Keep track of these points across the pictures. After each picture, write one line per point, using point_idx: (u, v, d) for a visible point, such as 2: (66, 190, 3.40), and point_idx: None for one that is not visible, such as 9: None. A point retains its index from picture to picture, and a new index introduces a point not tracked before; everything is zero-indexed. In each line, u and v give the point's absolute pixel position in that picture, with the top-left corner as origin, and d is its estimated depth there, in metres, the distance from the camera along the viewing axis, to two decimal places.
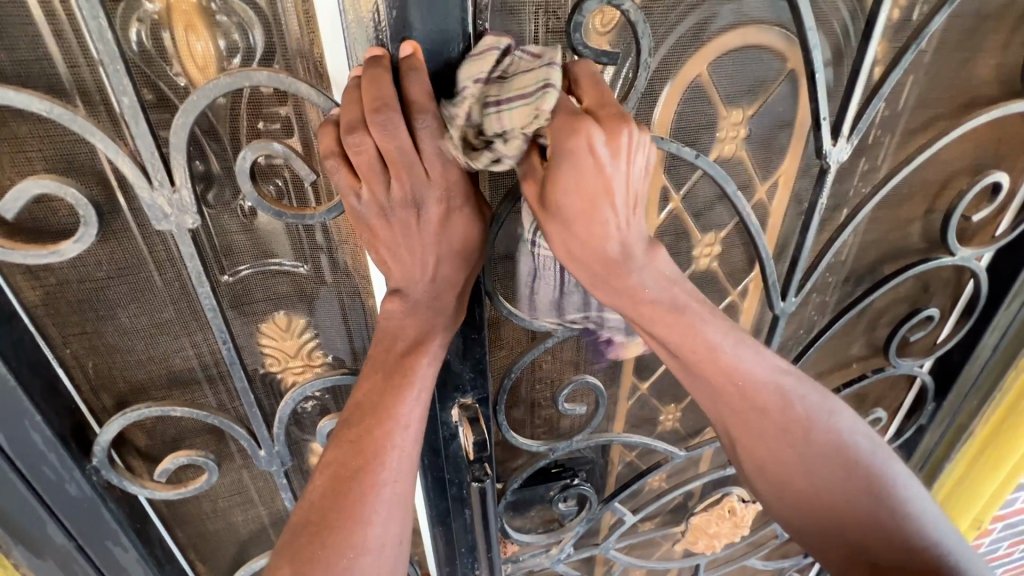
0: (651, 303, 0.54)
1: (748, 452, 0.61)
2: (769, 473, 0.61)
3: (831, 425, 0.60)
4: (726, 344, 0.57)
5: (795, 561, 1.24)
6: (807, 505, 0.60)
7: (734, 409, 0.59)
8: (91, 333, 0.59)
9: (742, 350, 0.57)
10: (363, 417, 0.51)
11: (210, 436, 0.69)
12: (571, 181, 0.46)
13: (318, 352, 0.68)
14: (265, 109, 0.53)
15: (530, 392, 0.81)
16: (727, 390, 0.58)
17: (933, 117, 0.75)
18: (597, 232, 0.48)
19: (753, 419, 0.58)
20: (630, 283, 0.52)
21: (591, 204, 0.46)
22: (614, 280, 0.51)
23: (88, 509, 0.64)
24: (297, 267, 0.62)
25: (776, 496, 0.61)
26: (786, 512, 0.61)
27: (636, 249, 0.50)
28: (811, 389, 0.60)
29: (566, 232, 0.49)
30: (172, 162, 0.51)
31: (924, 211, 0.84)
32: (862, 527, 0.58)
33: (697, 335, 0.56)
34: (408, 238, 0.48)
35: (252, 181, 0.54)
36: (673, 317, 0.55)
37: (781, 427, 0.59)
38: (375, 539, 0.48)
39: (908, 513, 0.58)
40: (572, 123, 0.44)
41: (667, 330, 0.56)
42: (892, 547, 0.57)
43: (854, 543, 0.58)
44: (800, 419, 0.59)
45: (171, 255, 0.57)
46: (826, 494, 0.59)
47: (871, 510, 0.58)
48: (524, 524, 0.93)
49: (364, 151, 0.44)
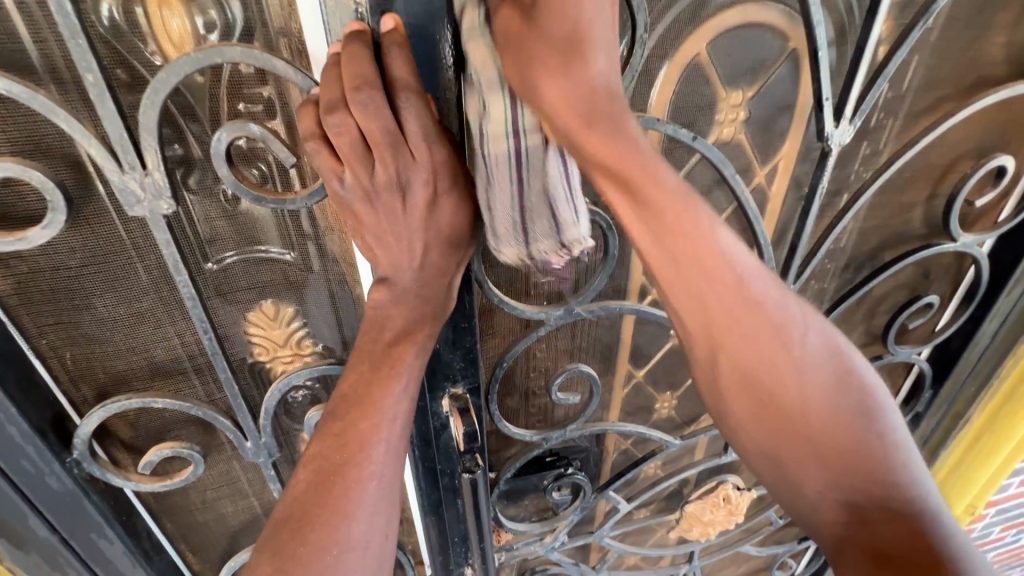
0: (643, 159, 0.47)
1: (727, 352, 0.50)
2: (747, 378, 0.49)
3: (829, 337, 0.50)
4: (717, 225, 0.49)
5: (788, 547, 1.25)
6: (799, 432, 0.48)
7: (722, 305, 0.48)
8: (68, 323, 0.57)
9: (733, 235, 0.49)
10: (348, 409, 0.49)
11: (195, 428, 0.68)
12: (556, 5, 0.43)
13: (307, 341, 0.66)
14: (246, 89, 0.50)
15: (523, 380, 0.79)
16: (717, 284, 0.48)
17: (938, 99, 0.73)
18: (588, 62, 0.45)
19: (740, 307, 0.48)
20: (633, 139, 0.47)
21: (575, 26, 0.44)
22: (606, 121, 0.45)
23: (71, 501, 0.63)
24: (284, 255, 0.60)
25: (752, 407, 0.49)
26: (761, 430, 0.49)
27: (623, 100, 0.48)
28: (805, 296, 0.52)
29: (555, 65, 0.44)
30: (144, 144, 0.49)
31: (927, 196, 0.82)
32: (857, 459, 0.46)
33: (692, 220, 0.47)
34: (394, 225, 0.47)
35: (228, 163, 0.51)
36: (674, 186, 0.47)
37: (775, 329, 0.49)
38: (360, 536, 0.46)
39: (900, 452, 0.47)
40: None
41: (654, 199, 0.47)
42: (881, 481, 0.45)
43: (840, 470, 0.46)
44: (796, 323, 0.49)
45: (147, 242, 0.55)
46: (809, 405, 0.48)
47: (865, 436, 0.47)
48: (518, 513, 0.93)
49: (344, 132, 0.42)
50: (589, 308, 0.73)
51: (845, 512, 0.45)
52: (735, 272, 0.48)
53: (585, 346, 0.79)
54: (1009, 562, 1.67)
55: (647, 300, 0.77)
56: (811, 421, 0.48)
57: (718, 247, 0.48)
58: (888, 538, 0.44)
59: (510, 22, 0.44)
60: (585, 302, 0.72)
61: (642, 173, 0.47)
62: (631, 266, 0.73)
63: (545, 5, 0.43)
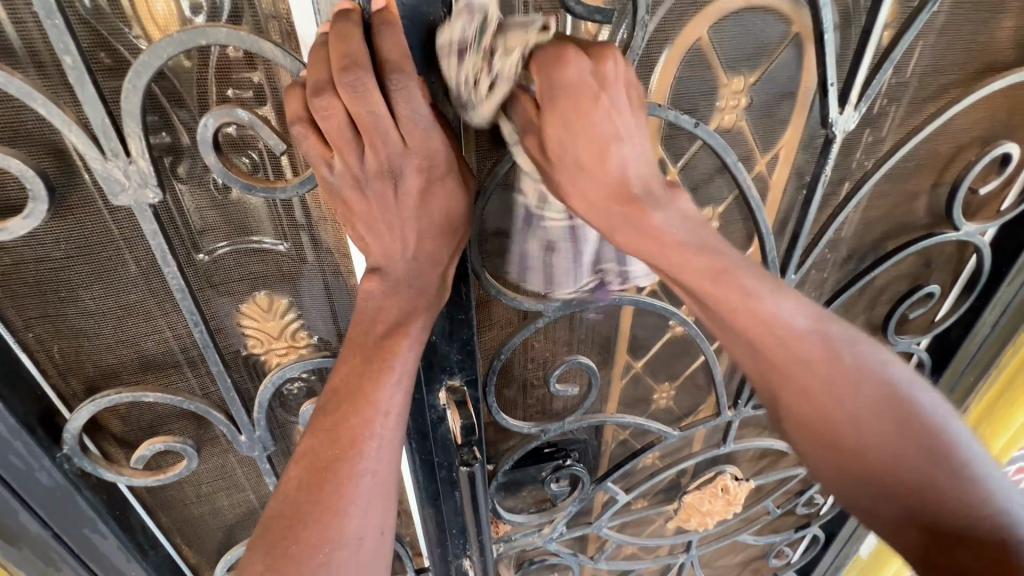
0: (678, 244, 0.49)
1: (786, 411, 0.54)
2: (809, 432, 0.53)
3: (888, 376, 0.52)
4: (764, 290, 0.51)
5: (786, 536, 1.26)
6: (862, 473, 0.51)
7: (778, 362, 0.51)
8: (55, 316, 0.56)
9: (779, 296, 0.51)
10: (339, 404, 0.48)
11: (189, 421, 0.67)
12: (569, 113, 0.45)
13: (302, 333, 0.65)
14: (235, 74, 0.49)
15: (522, 372, 0.78)
16: (776, 348, 0.51)
17: (944, 84, 0.71)
18: (606, 163, 0.46)
19: (792, 370, 0.51)
20: (668, 229, 0.49)
21: (589, 135, 0.45)
22: (641, 216, 0.48)
23: (63, 497, 0.62)
24: (278, 245, 0.58)
25: (818, 456, 0.54)
26: (828, 474, 0.54)
27: (654, 185, 0.49)
28: (858, 340, 0.53)
29: (575, 172, 0.47)
30: (128, 131, 0.47)
31: (931, 184, 0.80)
32: (926, 493, 0.48)
33: (746, 287, 0.50)
34: (385, 213, 0.45)
35: (215, 150, 0.50)
36: (710, 266, 0.49)
37: (826, 381, 0.51)
38: (354, 532, 0.46)
39: (980, 485, 0.48)
40: (556, 54, 0.44)
41: (696, 283, 0.50)
42: (956, 518, 0.47)
43: (912, 509, 0.49)
44: (852, 372, 0.51)
45: (135, 232, 0.53)
46: (871, 450, 0.50)
47: (938, 476, 0.48)
48: (516, 505, 0.92)
49: (332, 115, 0.40)
50: (588, 298, 0.72)
51: (916, 543, 0.49)
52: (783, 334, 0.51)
53: (583, 337, 0.79)
54: None
55: (646, 290, 0.76)
56: (876, 463, 0.50)
57: (769, 311, 0.50)
58: (960, 564, 0.45)
59: (534, 144, 0.49)
60: (584, 292, 0.71)
61: (688, 260, 0.49)
62: None
63: (554, 124, 0.46)
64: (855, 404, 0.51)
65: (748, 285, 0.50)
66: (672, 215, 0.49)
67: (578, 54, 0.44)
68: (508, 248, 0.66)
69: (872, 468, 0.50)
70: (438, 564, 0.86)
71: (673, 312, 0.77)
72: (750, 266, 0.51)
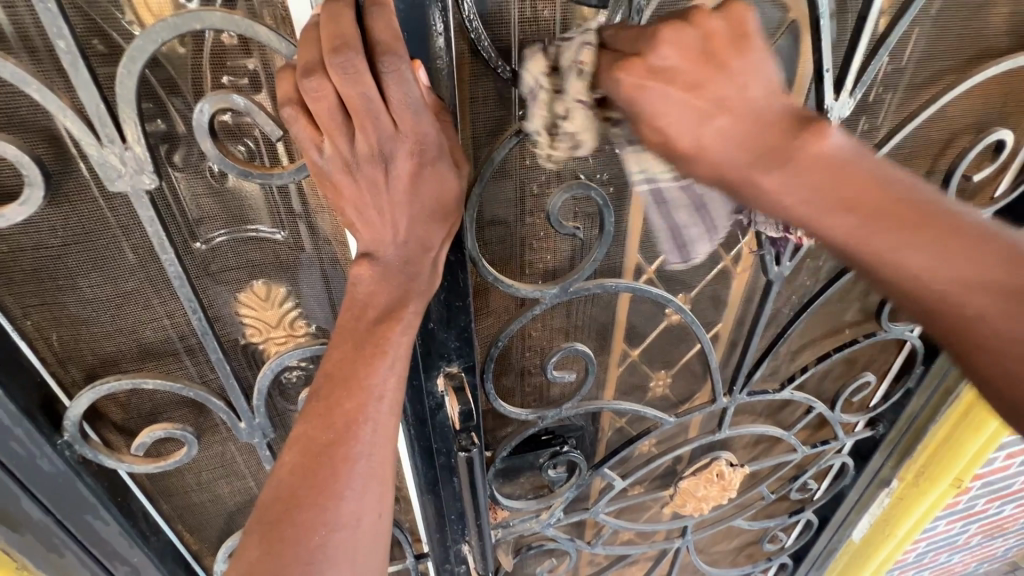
0: (822, 203, 0.43)
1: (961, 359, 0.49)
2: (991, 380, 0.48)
3: None
4: (927, 233, 0.44)
5: (780, 521, 1.27)
6: None
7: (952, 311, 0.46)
8: (52, 303, 0.56)
9: (942, 235, 0.44)
10: (332, 389, 0.47)
11: (189, 410, 0.67)
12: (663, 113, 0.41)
13: (300, 322, 0.65)
14: (230, 61, 0.48)
15: (519, 359, 0.79)
16: (941, 298, 0.46)
17: (939, 71, 0.72)
18: (727, 128, 0.41)
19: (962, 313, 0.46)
20: (817, 184, 0.42)
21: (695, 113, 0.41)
22: (787, 176, 0.42)
23: (64, 484, 0.63)
24: (276, 233, 0.59)
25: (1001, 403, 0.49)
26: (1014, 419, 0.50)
27: (787, 133, 0.41)
28: None
29: (691, 155, 0.42)
30: (124, 117, 0.47)
31: (926, 171, 0.81)
32: None
33: (910, 238, 0.44)
34: (376, 198, 0.45)
35: (211, 136, 0.50)
36: (863, 224, 0.43)
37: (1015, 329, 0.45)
38: (350, 515, 0.45)
39: None
40: (613, 68, 0.43)
41: (848, 241, 0.44)
42: None
43: None
44: None
45: (132, 220, 0.53)
46: None
47: None
48: (514, 491, 0.93)
49: (322, 97, 0.40)
50: (585, 285, 0.72)
51: None
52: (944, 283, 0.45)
53: (580, 324, 0.79)
54: (991, 532, 1.72)
55: (642, 278, 0.76)
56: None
57: (928, 262, 0.45)
58: None
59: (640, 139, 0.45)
60: (581, 280, 0.71)
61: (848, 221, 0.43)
62: (626, 243, 0.73)
63: (658, 123, 0.41)
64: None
65: (912, 232, 0.44)
66: (825, 160, 0.42)
67: (634, 63, 0.41)
68: (506, 235, 0.67)
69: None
70: (437, 549, 0.87)
71: (669, 299, 0.78)
72: (910, 201, 0.44)
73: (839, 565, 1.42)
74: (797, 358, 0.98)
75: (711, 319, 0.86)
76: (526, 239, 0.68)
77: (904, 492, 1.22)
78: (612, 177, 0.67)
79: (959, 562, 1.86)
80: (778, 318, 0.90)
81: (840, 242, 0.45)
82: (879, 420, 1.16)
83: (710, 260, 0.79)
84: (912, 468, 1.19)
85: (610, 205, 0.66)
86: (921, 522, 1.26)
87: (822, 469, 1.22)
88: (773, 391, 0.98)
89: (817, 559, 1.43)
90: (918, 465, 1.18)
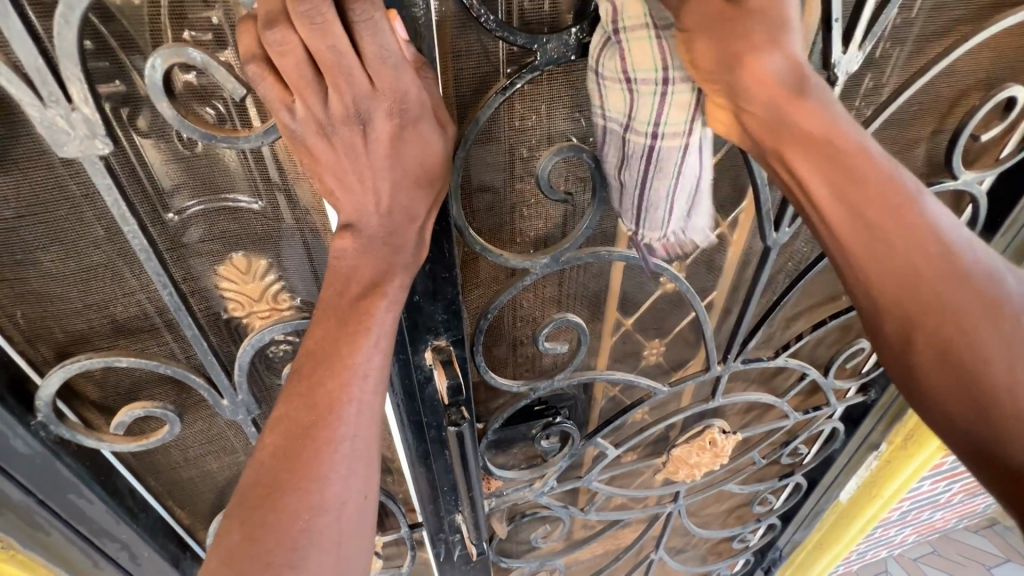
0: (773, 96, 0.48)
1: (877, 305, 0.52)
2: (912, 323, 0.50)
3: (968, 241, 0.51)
4: (872, 158, 0.50)
5: (769, 484, 1.30)
6: (963, 378, 0.49)
7: (881, 243, 0.50)
8: (13, 280, 0.53)
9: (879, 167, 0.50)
10: (315, 368, 0.45)
11: (169, 387, 0.65)
12: None
13: (283, 295, 0.63)
14: (191, 14, 0.44)
15: (511, 329, 0.77)
16: (888, 221, 0.49)
17: (951, 23, 0.68)
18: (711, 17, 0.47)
19: (885, 249, 0.50)
20: (783, 92, 0.48)
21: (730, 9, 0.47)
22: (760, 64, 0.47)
23: (43, 463, 0.61)
24: (253, 203, 0.55)
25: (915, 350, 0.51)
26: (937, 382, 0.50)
27: (755, 28, 0.47)
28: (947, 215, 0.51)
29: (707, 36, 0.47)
30: (67, 75, 0.43)
31: (932, 131, 0.78)
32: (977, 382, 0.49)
33: (905, 225, 0.49)
34: (355, 164, 0.41)
35: (168, 97, 0.46)
36: (813, 134, 0.49)
37: (920, 265, 0.49)
38: (335, 498, 0.44)
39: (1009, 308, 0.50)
40: None
41: (801, 134, 0.49)
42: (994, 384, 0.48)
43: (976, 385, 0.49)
44: (949, 239, 0.50)
45: (87, 190, 0.50)
46: (961, 322, 0.49)
47: (985, 336, 0.49)
48: (507, 461, 0.93)
49: (289, 51, 0.36)
50: (577, 255, 0.69)
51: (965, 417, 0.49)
52: (921, 258, 0.49)
53: (572, 294, 0.77)
54: (973, 490, 1.77)
55: None
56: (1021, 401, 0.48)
57: (874, 191, 0.49)
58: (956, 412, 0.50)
59: None
60: (572, 249, 0.68)
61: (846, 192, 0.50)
62: None
63: None
64: (972, 341, 0.49)
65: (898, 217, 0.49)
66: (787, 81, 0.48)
67: None
68: (494, 202, 0.64)
69: (1005, 408, 0.48)
70: (430, 519, 0.88)
71: (665, 267, 0.76)
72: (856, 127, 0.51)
73: (826, 525, 1.45)
74: (792, 326, 0.97)
75: (705, 286, 0.84)
76: (515, 206, 0.65)
77: (893, 454, 1.24)
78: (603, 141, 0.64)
79: (941, 519, 1.93)
80: (774, 286, 0.89)
81: (807, 143, 0.49)
82: (871, 386, 1.16)
83: None
84: (900, 432, 1.21)
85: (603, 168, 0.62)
86: (910, 479, 1.27)
87: (813, 434, 1.23)
88: (767, 359, 0.98)
89: (804, 519, 1.46)
90: (907, 429, 1.20)
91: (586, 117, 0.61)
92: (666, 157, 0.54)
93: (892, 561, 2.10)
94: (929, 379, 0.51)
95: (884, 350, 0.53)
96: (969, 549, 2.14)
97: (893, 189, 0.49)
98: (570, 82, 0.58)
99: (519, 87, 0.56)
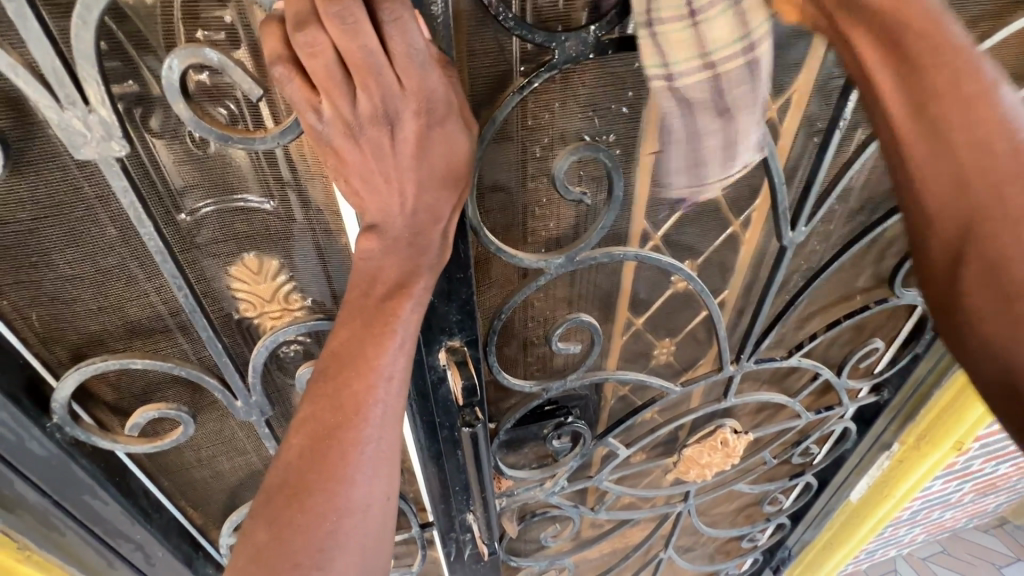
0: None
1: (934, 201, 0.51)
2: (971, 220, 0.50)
3: None
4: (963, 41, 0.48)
5: (779, 484, 1.29)
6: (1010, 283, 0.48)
7: (954, 132, 0.49)
8: (29, 282, 0.53)
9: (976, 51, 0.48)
10: (339, 369, 0.44)
11: (183, 388, 0.65)
12: None
13: (295, 295, 0.62)
14: (203, 13, 0.44)
15: (522, 329, 0.76)
16: (955, 112, 0.48)
17: (973, 18, 0.67)
18: None
19: (953, 137, 0.49)
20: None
21: None
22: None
23: (58, 464, 0.61)
24: (265, 203, 0.55)
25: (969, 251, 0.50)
26: (981, 287, 0.50)
27: None
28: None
29: None
30: (84, 76, 0.43)
31: None
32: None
33: (980, 116, 0.48)
34: (382, 165, 0.40)
35: (185, 98, 0.45)
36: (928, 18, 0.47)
37: (993, 161, 0.48)
38: (360, 500, 0.43)
39: None
40: None
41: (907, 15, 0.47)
42: None
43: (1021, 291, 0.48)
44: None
45: (102, 192, 0.50)
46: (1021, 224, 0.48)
47: None
48: (518, 461, 0.93)
49: (319, 52, 0.35)
50: (591, 255, 0.69)
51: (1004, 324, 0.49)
52: (994, 158, 0.48)
53: (585, 294, 0.77)
54: (983, 489, 1.76)
55: (648, 245, 0.73)
56: None
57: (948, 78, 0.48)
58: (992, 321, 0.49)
59: None
60: (587, 249, 0.68)
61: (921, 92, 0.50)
62: (634, 208, 0.69)
63: None
64: None
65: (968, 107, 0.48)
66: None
67: None
68: (509, 201, 0.63)
69: None
70: (441, 519, 0.88)
71: (678, 267, 0.75)
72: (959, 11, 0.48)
73: (836, 524, 1.44)
74: (805, 326, 0.96)
75: (718, 286, 0.84)
76: (529, 206, 0.64)
77: (906, 454, 1.23)
78: (617, 139, 0.63)
79: (951, 518, 1.91)
80: (788, 285, 0.88)
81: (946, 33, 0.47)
82: (884, 386, 1.15)
83: (719, 227, 0.76)
84: (913, 432, 1.19)
85: (619, 166, 0.62)
86: (924, 479, 1.26)
87: (824, 434, 1.22)
88: (780, 359, 0.97)
89: (813, 518, 1.46)
90: (920, 429, 1.18)
91: (601, 115, 0.61)
92: (739, 81, 0.48)
93: (900, 561, 2.09)
94: (974, 292, 0.50)
95: (930, 262, 0.54)
96: (978, 548, 2.12)
97: (974, 83, 0.48)
98: (587, 80, 0.58)
99: (535, 87, 0.55)
